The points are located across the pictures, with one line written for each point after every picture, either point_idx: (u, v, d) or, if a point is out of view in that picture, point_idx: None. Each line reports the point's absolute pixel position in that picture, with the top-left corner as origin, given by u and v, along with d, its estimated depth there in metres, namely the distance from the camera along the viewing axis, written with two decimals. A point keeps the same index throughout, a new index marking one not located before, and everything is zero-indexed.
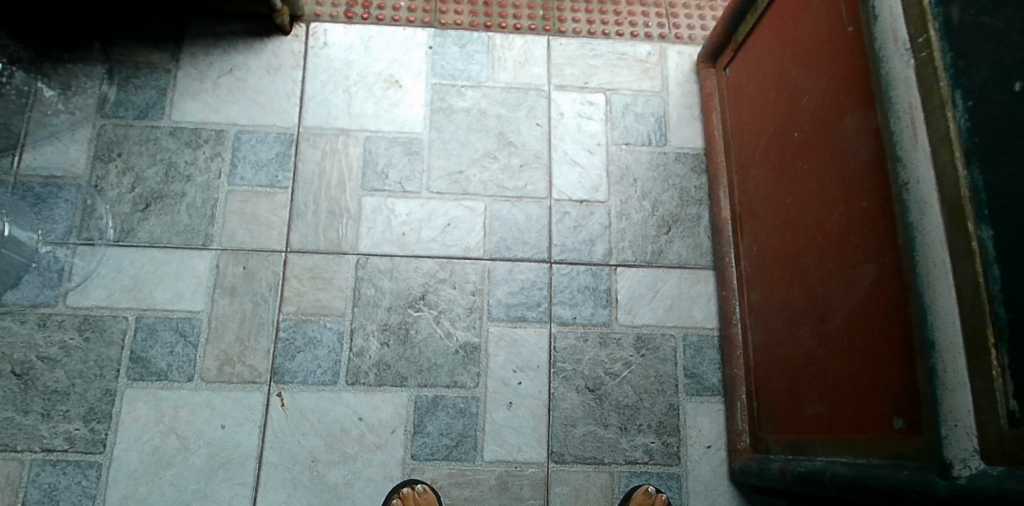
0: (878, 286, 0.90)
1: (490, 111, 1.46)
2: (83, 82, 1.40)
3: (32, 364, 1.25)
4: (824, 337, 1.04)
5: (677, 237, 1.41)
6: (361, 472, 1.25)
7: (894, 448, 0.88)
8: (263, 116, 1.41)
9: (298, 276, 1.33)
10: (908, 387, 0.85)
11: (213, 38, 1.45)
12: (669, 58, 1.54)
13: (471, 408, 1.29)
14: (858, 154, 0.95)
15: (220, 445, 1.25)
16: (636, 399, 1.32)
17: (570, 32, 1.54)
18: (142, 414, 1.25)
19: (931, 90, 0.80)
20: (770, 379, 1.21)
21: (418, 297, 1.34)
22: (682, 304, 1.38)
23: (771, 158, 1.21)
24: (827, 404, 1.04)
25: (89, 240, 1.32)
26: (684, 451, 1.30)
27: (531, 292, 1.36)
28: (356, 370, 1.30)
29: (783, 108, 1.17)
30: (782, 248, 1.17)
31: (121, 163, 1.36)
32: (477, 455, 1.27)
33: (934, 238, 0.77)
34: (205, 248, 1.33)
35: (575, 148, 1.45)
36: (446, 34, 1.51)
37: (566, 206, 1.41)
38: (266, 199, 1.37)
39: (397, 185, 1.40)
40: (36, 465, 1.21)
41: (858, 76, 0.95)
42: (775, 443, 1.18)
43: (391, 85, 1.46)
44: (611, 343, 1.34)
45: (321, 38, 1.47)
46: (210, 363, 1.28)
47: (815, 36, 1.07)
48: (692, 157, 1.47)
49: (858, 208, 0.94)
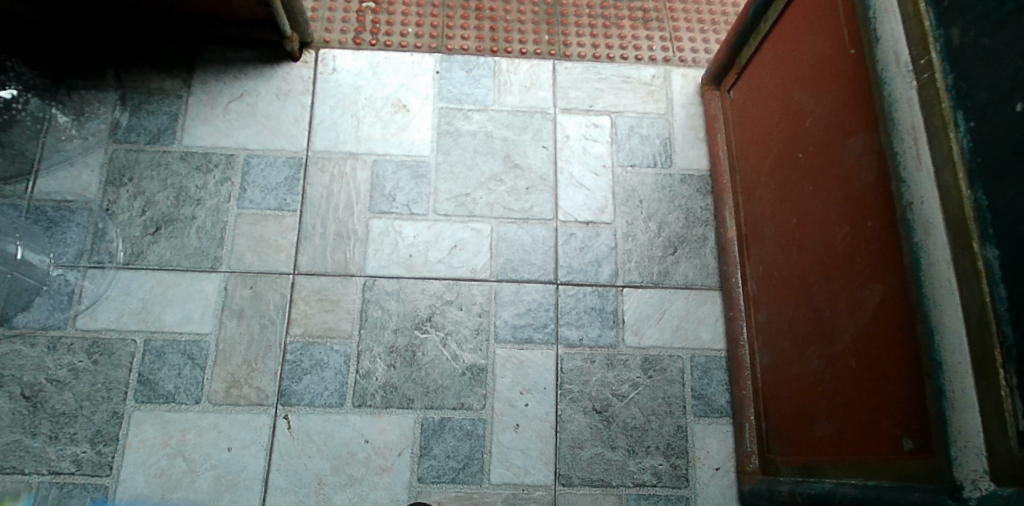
0: (885, 306, 0.90)
1: (496, 134, 1.48)
2: (96, 108, 1.43)
3: (40, 386, 1.26)
4: (833, 358, 1.03)
5: (683, 257, 1.42)
6: (367, 495, 1.24)
7: (905, 470, 0.87)
8: (273, 141, 1.43)
9: (305, 298, 1.34)
10: (918, 407, 0.84)
11: (225, 64, 1.48)
12: (673, 82, 1.55)
13: (477, 431, 1.29)
14: (863, 174, 0.95)
15: (227, 467, 1.24)
16: (644, 421, 1.31)
17: (576, 56, 1.56)
18: (149, 436, 1.25)
19: (935, 110, 0.81)
20: (779, 401, 1.20)
21: (425, 319, 1.34)
22: (689, 325, 1.37)
23: (776, 179, 1.22)
24: (836, 426, 1.03)
25: (100, 263, 1.33)
26: (693, 473, 1.29)
27: (537, 313, 1.36)
28: (362, 393, 1.30)
29: (788, 129, 1.18)
30: (788, 269, 1.17)
31: (133, 187, 1.38)
32: (484, 477, 1.27)
33: (940, 258, 0.78)
34: (214, 271, 1.35)
35: (580, 170, 1.46)
36: (453, 59, 1.53)
37: (572, 228, 1.42)
38: (274, 222, 1.38)
39: (404, 207, 1.41)
40: (43, 488, 1.21)
41: (861, 97, 0.96)
42: (784, 465, 1.17)
43: (398, 109, 1.48)
44: (618, 365, 1.34)
45: (330, 64, 1.50)
46: (217, 386, 1.28)
47: (818, 58, 1.09)
48: (698, 178, 1.48)
49: (864, 228, 0.95)
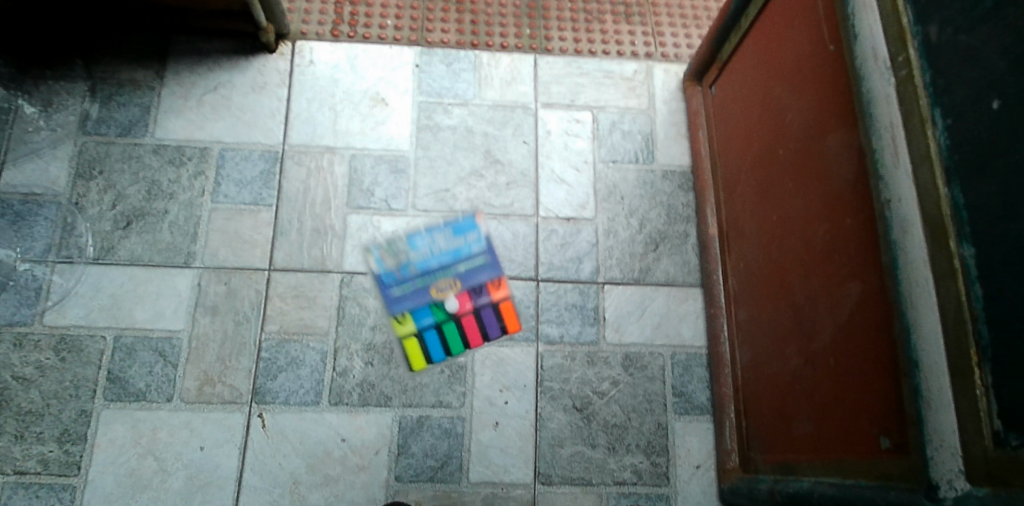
0: (863, 304, 0.90)
1: (477, 129, 1.46)
2: (64, 99, 1.39)
3: (6, 385, 1.23)
4: (811, 356, 1.03)
5: (664, 254, 1.41)
6: (344, 494, 1.22)
7: (881, 469, 0.87)
8: (248, 134, 1.40)
9: (281, 295, 1.32)
10: (894, 406, 0.84)
11: (199, 56, 1.44)
12: (656, 77, 1.54)
13: (456, 429, 1.27)
14: (842, 172, 0.95)
15: (200, 467, 1.22)
16: (624, 419, 1.30)
17: (557, 51, 1.55)
18: (119, 435, 1.22)
19: (912, 108, 0.81)
20: (758, 399, 1.19)
21: (403, 316, 1.32)
22: (670, 322, 1.37)
23: (756, 176, 1.21)
24: (815, 425, 1.02)
25: (68, 258, 1.30)
26: (673, 471, 1.28)
27: (518, 310, 1.35)
28: (339, 391, 1.27)
29: (768, 127, 1.17)
30: (768, 266, 1.16)
31: (103, 180, 1.35)
32: (463, 476, 1.25)
33: (917, 256, 0.78)
34: (187, 266, 1.32)
35: (561, 165, 1.45)
36: (432, 53, 1.51)
37: (553, 224, 1.41)
38: (249, 217, 1.35)
39: (382, 202, 1.39)
40: (8, 489, 1.18)
41: (840, 94, 0.96)
42: (763, 463, 1.16)
43: (377, 102, 1.45)
44: (599, 362, 1.33)
45: (307, 56, 1.47)
46: (190, 384, 1.26)
47: (797, 55, 1.08)
48: (679, 175, 1.47)
49: (843, 226, 0.94)
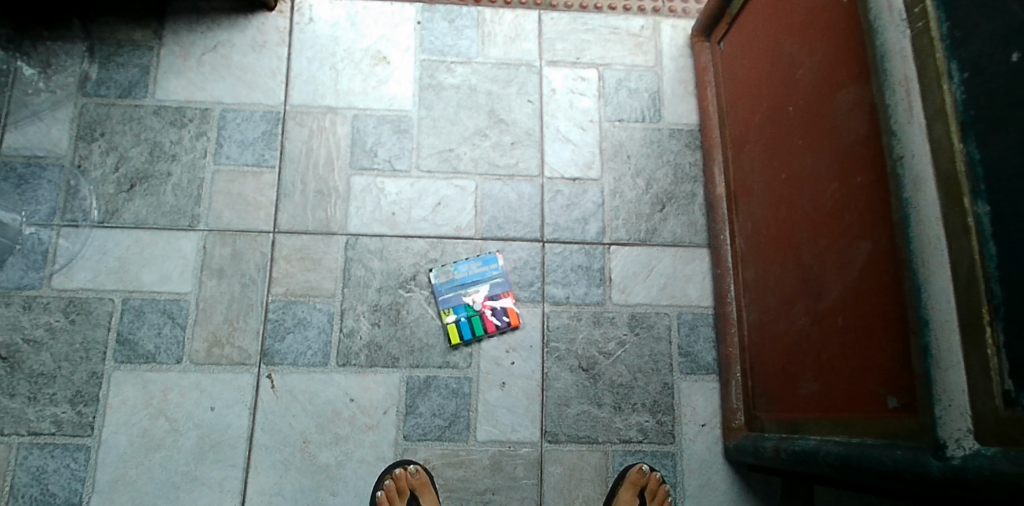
0: (873, 263, 0.89)
1: (480, 88, 1.43)
2: (63, 60, 1.37)
3: (17, 347, 1.24)
4: (819, 316, 1.03)
5: (671, 214, 1.39)
6: (353, 453, 1.24)
7: (888, 427, 0.87)
8: (249, 94, 1.38)
9: (286, 257, 1.31)
10: (903, 365, 0.84)
11: (197, 14, 1.41)
12: (663, 33, 1.50)
13: (463, 389, 1.28)
14: (854, 129, 0.93)
15: (211, 427, 1.24)
16: (630, 378, 1.31)
17: (562, 6, 1.51)
18: (131, 396, 1.24)
19: (928, 62, 0.79)
20: (764, 358, 1.20)
21: (409, 278, 1.32)
22: (676, 282, 1.36)
23: (765, 134, 1.19)
24: (821, 384, 1.03)
25: (73, 221, 1.30)
26: (679, 430, 1.29)
27: (523, 271, 1.34)
28: (347, 352, 1.28)
29: (778, 83, 1.15)
30: (776, 226, 1.15)
31: (105, 142, 1.34)
32: (470, 435, 1.27)
33: (929, 214, 0.77)
34: (192, 229, 1.31)
35: (567, 124, 1.43)
36: (434, 9, 1.47)
37: (559, 184, 1.39)
38: (253, 179, 1.34)
39: (386, 163, 1.37)
40: (24, 449, 1.20)
41: (854, 48, 0.93)
42: (769, 422, 1.17)
43: (378, 61, 1.43)
44: (605, 322, 1.33)
45: (306, 13, 1.44)
46: (199, 345, 1.27)
47: (809, 8, 1.05)
48: (686, 133, 1.44)
49: (854, 184, 0.93)
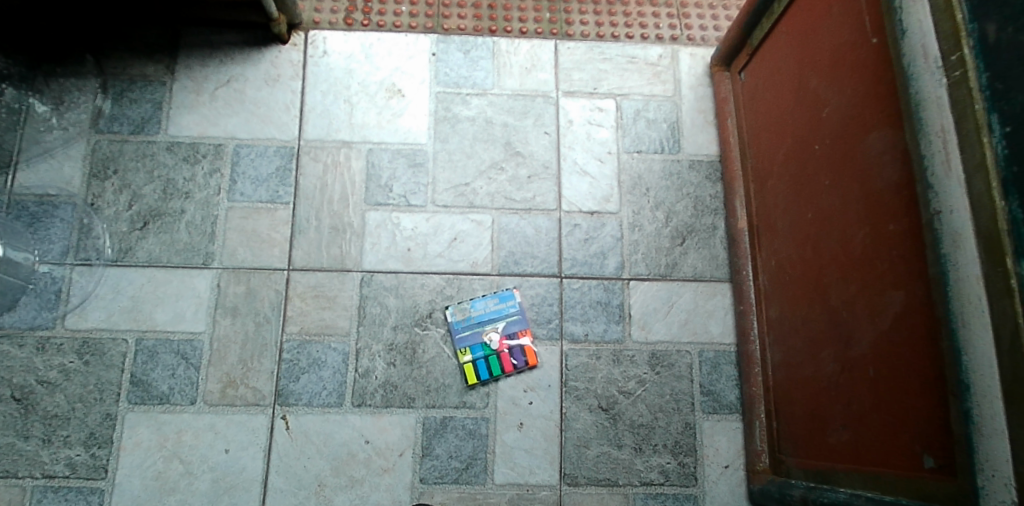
0: (907, 314, 0.86)
1: (496, 120, 1.41)
2: (75, 97, 1.36)
3: (31, 389, 1.23)
4: (849, 364, 0.99)
5: (691, 248, 1.37)
6: (369, 496, 1.22)
7: (925, 488, 0.84)
8: (263, 129, 1.37)
9: (301, 295, 1.30)
10: (941, 424, 0.81)
11: (210, 48, 1.40)
12: (682, 61, 1.48)
13: (480, 430, 1.26)
14: (884, 174, 0.90)
15: (225, 469, 1.22)
16: (651, 418, 1.28)
17: (578, 35, 1.48)
18: (145, 438, 1.22)
19: (966, 112, 0.75)
20: (790, 401, 1.16)
21: (425, 315, 1.30)
22: (698, 318, 1.33)
23: (789, 170, 1.16)
24: (852, 434, 0.99)
25: (87, 260, 1.28)
26: (701, 472, 1.26)
27: (541, 308, 1.32)
28: (362, 392, 1.26)
29: (803, 118, 1.12)
30: (802, 266, 1.12)
31: (118, 180, 1.33)
32: (488, 477, 1.24)
33: (970, 273, 0.74)
34: (206, 267, 1.30)
35: (585, 156, 1.40)
36: (449, 40, 1.45)
37: (576, 218, 1.37)
38: (267, 215, 1.33)
39: (401, 199, 1.36)
40: (38, 492, 1.19)
41: (884, 90, 0.90)
42: (796, 467, 1.14)
43: (393, 94, 1.41)
44: (625, 360, 1.30)
45: (320, 46, 1.42)
46: (213, 386, 1.25)
47: (837, 44, 1.02)
48: (707, 164, 1.42)
49: (885, 232, 0.90)
